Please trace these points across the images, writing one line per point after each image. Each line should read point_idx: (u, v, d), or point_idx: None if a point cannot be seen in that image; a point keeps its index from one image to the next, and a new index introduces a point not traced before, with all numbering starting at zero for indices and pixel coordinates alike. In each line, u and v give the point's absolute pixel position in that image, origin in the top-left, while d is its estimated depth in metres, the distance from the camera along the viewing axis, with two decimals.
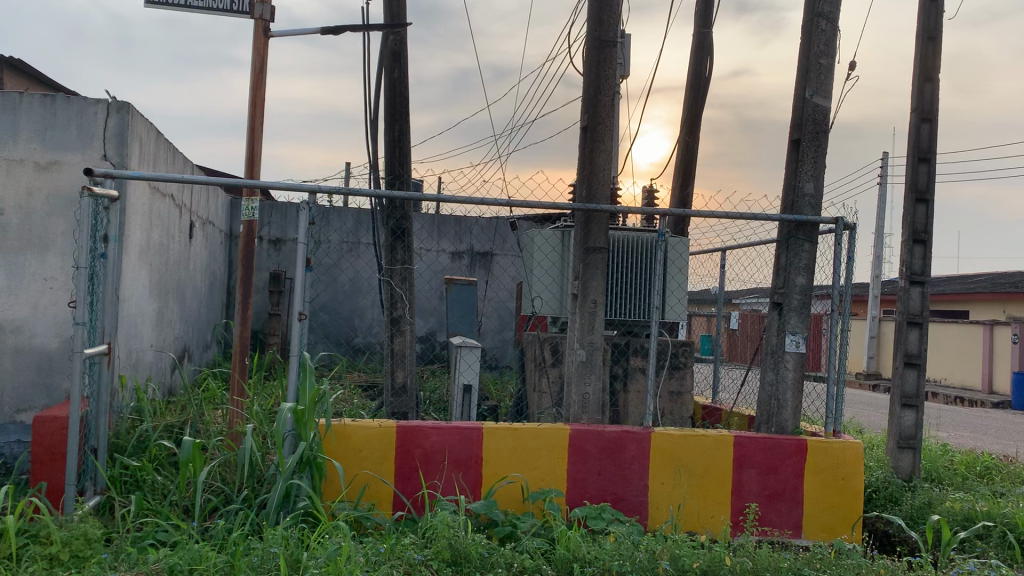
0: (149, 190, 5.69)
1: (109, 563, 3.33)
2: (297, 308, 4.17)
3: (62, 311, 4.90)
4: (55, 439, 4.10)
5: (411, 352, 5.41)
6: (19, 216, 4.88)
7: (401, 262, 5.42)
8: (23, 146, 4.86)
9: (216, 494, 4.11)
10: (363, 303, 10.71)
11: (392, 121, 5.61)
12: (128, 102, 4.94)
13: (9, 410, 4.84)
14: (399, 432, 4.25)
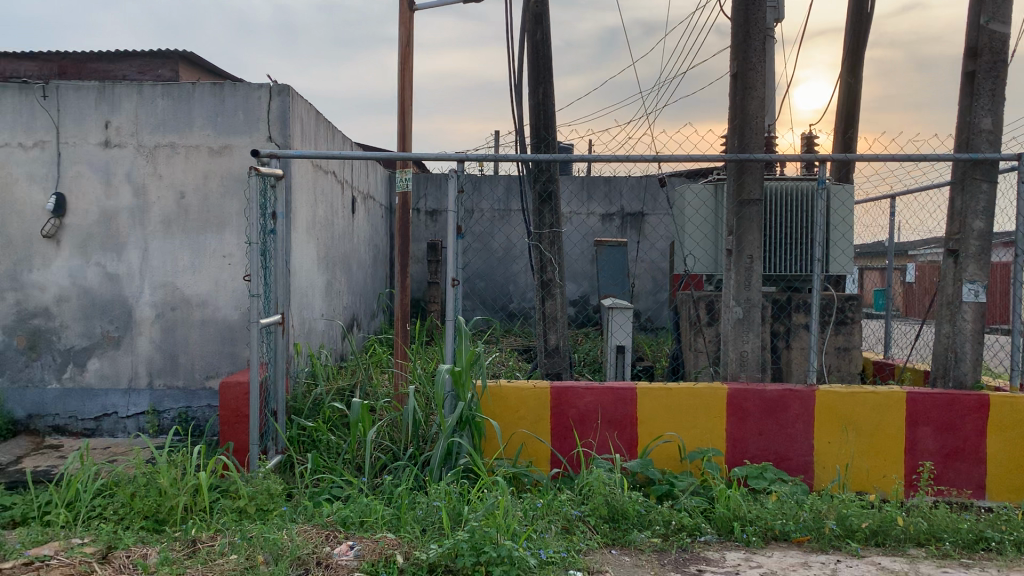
0: (312, 169, 5.99)
1: (289, 515, 3.59)
2: (450, 274, 4.28)
3: (240, 284, 5.27)
4: (240, 403, 4.44)
5: (563, 315, 5.43)
6: (199, 197, 5.27)
7: (550, 226, 5.40)
8: (198, 133, 5.25)
9: (385, 452, 4.34)
10: (516, 269, 10.87)
11: (537, 85, 5.61)
12: (288, 85, 5.19)
13: (200, 377, 5.28)
14: (553, 393, 4.31)
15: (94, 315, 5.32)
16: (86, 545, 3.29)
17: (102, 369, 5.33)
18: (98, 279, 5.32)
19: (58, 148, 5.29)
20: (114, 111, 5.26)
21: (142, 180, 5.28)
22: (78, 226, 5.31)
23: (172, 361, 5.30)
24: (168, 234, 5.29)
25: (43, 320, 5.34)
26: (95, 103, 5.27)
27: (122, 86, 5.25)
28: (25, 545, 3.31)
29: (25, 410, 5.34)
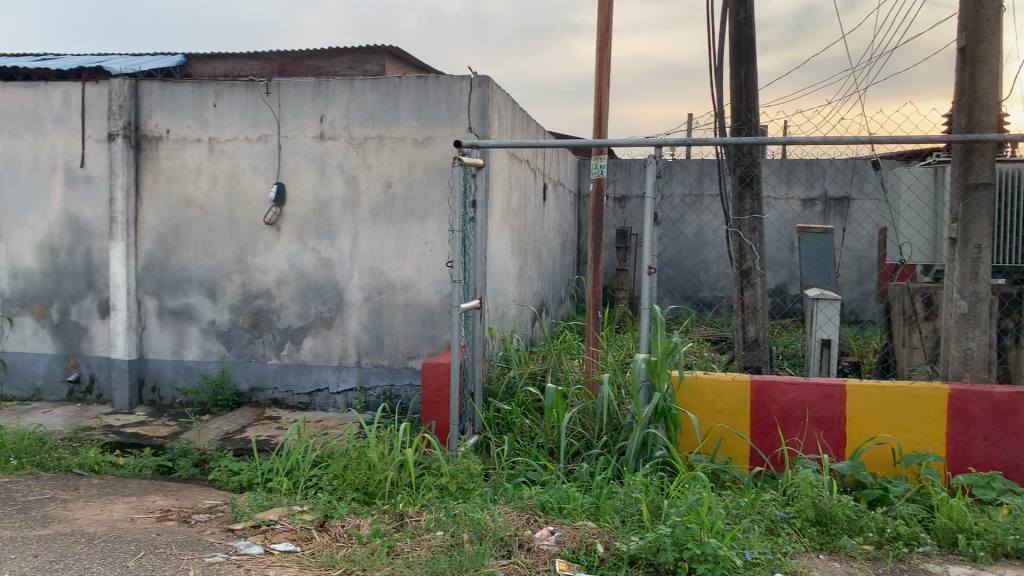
0: (508, 156, 6.09)
1: (491, 496, 3.68)
2: (647, 262, 4.20)
3: (441, 270, 5.45)
4: (440, 383, 4.60)
5: (763, 306, 5.22)
6: (403, 186, 5.50)
7: (750, 211, 5.19)
8: (403, 125, 5.47)
9: (579, 439, 4.35)
10: (709, 256, 10.58)
11: (737, 66, 5.40)
12: (488, 76, 5.29)
13: (402, 357, 5.53)
14: (753, 387, 4.15)
15: (309, 297, 5.69)
16: (305, 513, 3.52)
17: (316, 348, 5.69)
18: (313, 263, 5.68)
19: (279, 141, 5.67)
20: (328, 105, 5.58)
21: (352, 170, 5.58)
22: (296, 214, 5.68)
23: (377, 341, 5.57)
24: (376, 221, 5.56)
25: (265, 300, 5.76)
26: (311, 98, 5.61)
27: (336, 82, 5.56)
28: (253, 509, 3.59)
29: (248, 382, 5.78)
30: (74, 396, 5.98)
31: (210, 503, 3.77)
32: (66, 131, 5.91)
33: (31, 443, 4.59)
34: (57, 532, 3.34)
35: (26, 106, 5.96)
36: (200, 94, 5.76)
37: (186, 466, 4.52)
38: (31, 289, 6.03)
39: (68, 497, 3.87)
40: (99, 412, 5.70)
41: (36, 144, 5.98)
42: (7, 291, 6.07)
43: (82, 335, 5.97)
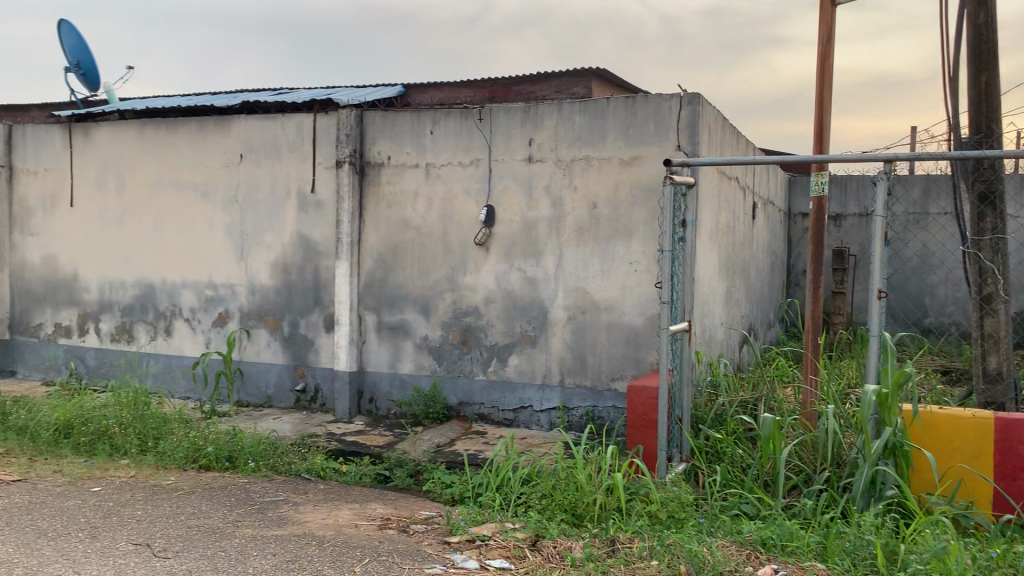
0: (717, 175, 5.92)
1: (706, 528, 3.55)
2: (876, 286, 3.92)
3: (646, 291, 5.37)
4: (646, 407, 4.52)
5: (1007, 335, 4.73)
6: (609, 207, 5.48)
7: (991, 231, 4.73)
8: (611, 145, 5.46)
9: (797, 473, 4.12)
10: (934, 280, 9.76)
11: (976, 73, 4.95)
12: (698, 93, 5.17)
13: (606, 378, 5.49)
14: (999, 425, 3.76)
15: (515, 316, 5.79)
16: (518, 531, 3.55)
17: (521, 365, 5.77)
18: (520, 283, 5.77)
19: (489, 164, 5.83)
20: (537, 128, 5.68)
21: (559, 192, 5.63)
22: (504, 234, 5.81)
23: (581, 362, 5.57)
24: (581, 242, 5.57)
25: (473, 318, 5.92)
26: (521, 122, 5.73)
27: (545, 105, 5.65)
28: (467, 523, 3.67)
29: (457, 397, 5.96)
30: (301, 403, 6.41)
31: (426, 514, 3.90)
32: (299, 159, 6.39)
33: (266, 447, 4.97)
34: (291, 533, 3.57)
35: (266, 137, 6.50)
36: (418, 121, 6.04)
37: (402, 477, 4.71)
38: (267, 304, 6.54)
39: (299, 500, 4.15)
40: (322, 420, 6.08)
41: (273, 172, 6.50)
42: (246, 305, 6.62)
43: (309, 347, 6.40)
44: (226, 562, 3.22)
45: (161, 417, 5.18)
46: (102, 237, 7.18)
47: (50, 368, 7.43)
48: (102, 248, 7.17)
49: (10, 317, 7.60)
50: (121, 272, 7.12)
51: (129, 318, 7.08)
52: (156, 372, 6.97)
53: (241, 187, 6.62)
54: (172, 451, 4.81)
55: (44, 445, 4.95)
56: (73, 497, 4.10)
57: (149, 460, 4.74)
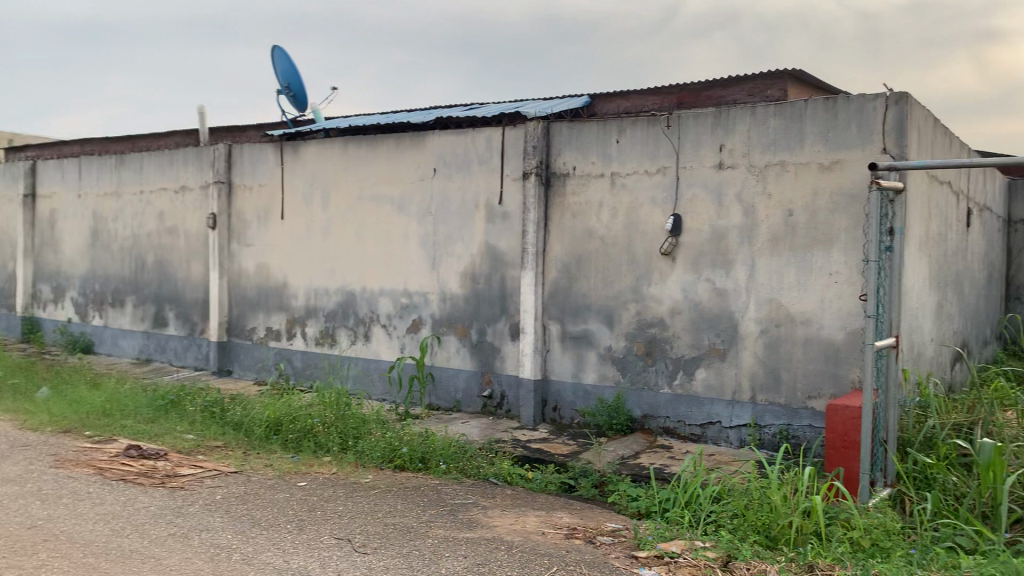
0: (928, 179, 5.51)
1: (917, 560, 3.29)
2: None
3: (847, 303, 5.07)
4: (847, 428, 4.25)
5: None
6: (806, 214, 5.23)
7: None
8: (808, 150, 5.21)
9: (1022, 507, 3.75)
10: None
11: None
12: (907, 92, 4.84)
13: (801, 395, 5.23)
14: None
15: (703, 328, 5.64)
16: (709, 549, 3.45)
17: (709, 379, 5.61)
18: (708, 294, 5.62)
19: (678, 172, 5.73)
20: (729, 134, 5.52)
21: (751, 200, 5.44)
22: (692, 243, 5.68)
23: (774, 377, 5.34)
24: (775, 251, 5.35)
25: (659, 329, 5.82)
26: (712, 128, 5.59)
27: (737, 110, 5.48)
28: (655, 538, 3.60)
29: (642, 409, 5.88)
30: (487, 409, 6.56)
31: (613, 527, 3.87)
32: (489, 171, 6.56)
33: (456, 450, 5.12)
34: (481, 537, 3.65)
35: (457, 151, 6.72)
36: (605, 130, 6.04)
37: (588, 487, 4.70)
38: (456, 312, 6.75)
39: (488, 504, 4.23)
40: (508, 427, 6.19)
41: (464, 184, 6.70)
42: (437, 312, 6.86)
43: (496, 355, 6.54)
44: (420, 561, 3.33)
45: (360, 418, 5.46)
46: (309, 248, 7.68)
47: (262, 368, 8.02)
48: (309, 257, 7.67)
49: (229, 320, 8.28)
50: (325, 280, 7.58)
51: (332, 324, 7.52)
52: (355, 375, 7.36)
53: (433, 200, 6.88)
54: (370, 451, 5.05)
55: (257, 440, 5.34)
56: (282, 489, 4.40)
57: (348, 458, 5.01)
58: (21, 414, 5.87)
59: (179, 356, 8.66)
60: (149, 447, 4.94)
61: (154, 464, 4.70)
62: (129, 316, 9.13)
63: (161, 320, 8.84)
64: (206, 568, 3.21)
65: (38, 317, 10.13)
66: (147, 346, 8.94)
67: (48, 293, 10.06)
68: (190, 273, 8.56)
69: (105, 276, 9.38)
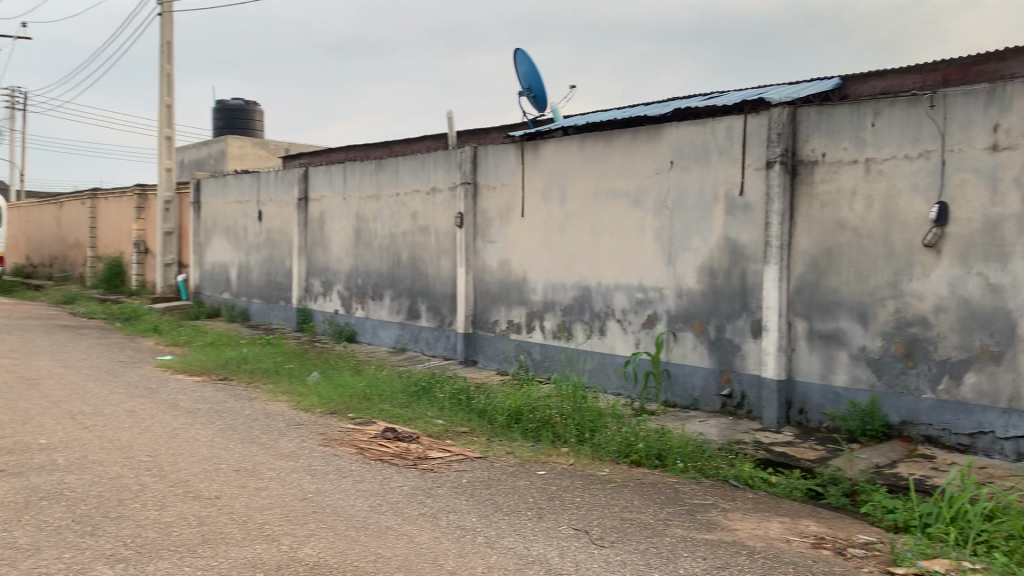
0: None
1: None
2: None
3: None
4: None
5: None
6: None
7: None
8: None
9: None
10: None
11: None
12: None
13: None
14: None
15: (973, 327, 5.11)
16: (980, 572, 3.12)
17: (981, 385, 5.08)
18: (980, 290, 5.08)
19: (943, 156, 5.23)
20: (1006, 111, 4.95)
21: None
22: (960, 234, 5.16)
23: None
24: None
25: (920, 328, 5.35)
26: (984, 106, 5.04)
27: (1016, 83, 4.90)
28: (915, 555, 3.31)
29: (900, 415, 5.44)
30: (727, 408, 6.37)
31: (865, 539, 3.62)
32: (730, 162, 6.36)
33: (695, 449, 5.02)
34: (720, 539, 3.56)
35: (696, 143, 6.58)
36: (858, 114, 5.64)
37: (837, 496, 4.43)
38: (694, 307, 6.61)
39: (728, 506, 4.11)
40: (750, 427, 5.98)
41: (703, 176, 6.55)
42: (675, 307, 6.76)
43: (736, 352, 6.33)
44: (658, 559, 3.31)
45: (597, 411, 5.52)
46: (548, 243, 7.86)
47: (504, 360, 8.32)
48: (548, 252, 7.85)
49: (474, 313, 8.68)
50: (563, 275, 7.72)
51: (569, 318, 7.64)
52: (592, 368, 7.43)
53: (671, 193, 6.78)
54: (608, 446, 5.09)
55: (499, 428, 5.55)
56: (523, 477, 4.55)
57: (586, 450, 5.07)
58: (295, 395, 6.53)
59: (430, 346, 9.21)
60: (403, 430, 5.31)
61: (407, 446, 5.05)
62: (386, 308, 9.84)
63: (413, 313, 9.44)
64: (452, 548, 3.39)
65: (312, 308, 11.24)
66: (402, 336, 9.60)
67: (319, 287, 11.10)
68: (439, 269, 9.06)
69: (366, 271, 10.18)
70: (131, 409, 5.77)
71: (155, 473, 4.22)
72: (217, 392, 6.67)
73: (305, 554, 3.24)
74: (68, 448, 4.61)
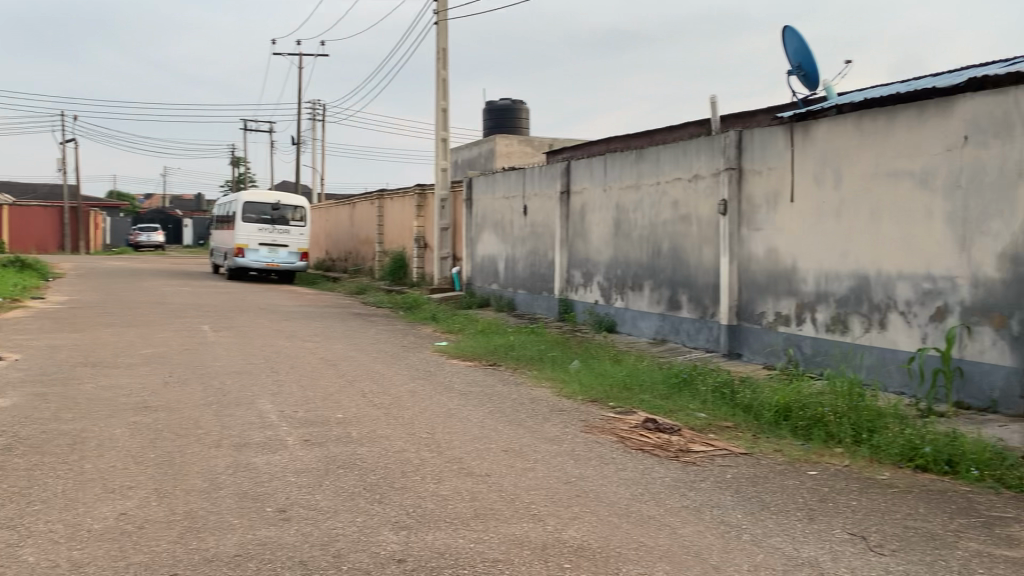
0: None
1: None
2: None
3: None
4: None
5: None
6: None
7: None
8: None
9: None
10: None
11: None
12: None
13: None
14: None
15: None
16: None
17: None
18: None
19: None
20: None
21: None
22: None
23: None
24: None
25: None
26: None
27: None
28: None
29: None
30: None
31: None
32: None
33: (993, 456, 4.49)
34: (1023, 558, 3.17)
35: (997, 115, 5.88)
36: None
37: None
38: (994, 298, 5.93)
39: None
40: None
41: (1004, 152, 5.85)
42: (970, 299, 6.10)
43: None
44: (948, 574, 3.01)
45: (876, 411, 5.13)
46: (821, 230, 7.42)
47: (771, 353, 7.98)
48: (821, 240, 7.41)
49: (738, 304, 8.40)
50: (837, 264, 7.25)
51: (845, 309, 7.16)
52: (870, 364, 6.91)
53: (965, 172, 6.12)
54: (887, 448, 4.71)
55: (766, 424, 5.34)
56: (791, 476, 4.34)
57: (863, 452, 4.73)
58: (559, 382, 6.72)
59: (690, 338, 9.05)
60: (664, 422, 5.28)
61: (669, 438, 5.02)
62: (646, 299, 9.82)
63: (674, 304, 9.32)
64: (716, 543, 3.32)
65: (573, 298, 11.48)
66: (662, 328, 9.52)
67: (580, 278, 11.32)
68: (701, 258, 8.87)
69: (627, 261, 10.21)
70: (412, 390, 6.25)
71: (433, 449, 4.54)
72: (487, 377, 7.03)
73: (569, 536, 3.33)
74: (359, 423, 5.09)
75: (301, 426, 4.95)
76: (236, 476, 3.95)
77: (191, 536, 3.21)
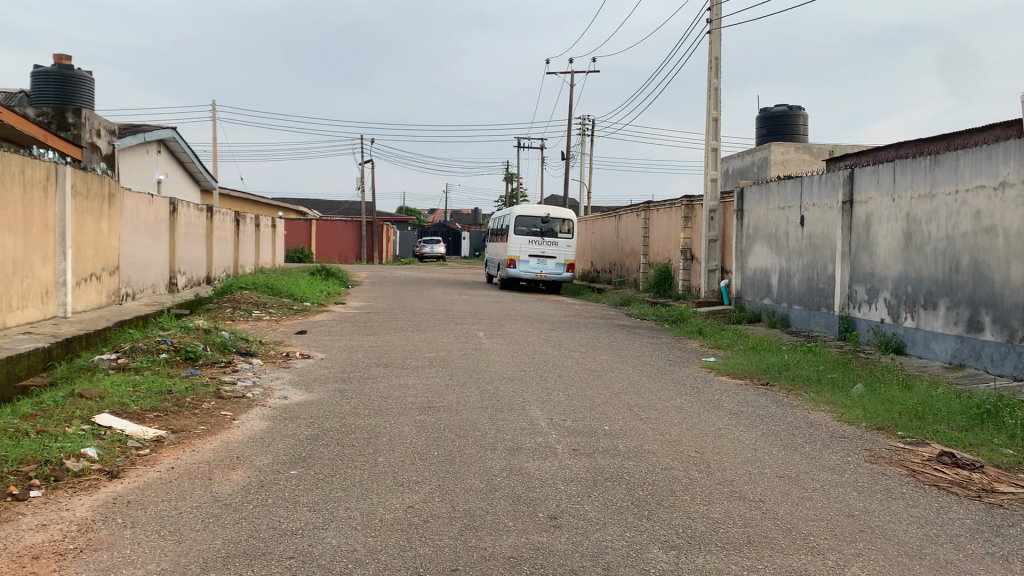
0: None
1: None
2: None
3: None
4: None
5: None
6: None
7: None
8: None
9: None
10: None
11: None
12: None
13: None
14: None
15: None
16: None
17: None
18: None
19: None
20: None
21: None
22: None
23: None
24: None
25: None
26: None
27: None
28: None
29: None
30: None
31: None
32: None
33: None
34: None
35: None
36: None
37: None
38: None
39: None
40: None
41: None
42: None
43: None
44: None
45: None
46: None
47: None
48: None
49: None
50: None
51: None
52: None
53: None
54: None
55: None
56: None
57: None
58: (839, 407, 6.30)
59: (994, 364, 8.07)
60: (964, 457, 4.77)
61: (969, 475, 4.52)
62: (941, 320, 8.93)
63: (976, 325, 8.38)
64: None
65: (855, 316, 10.78)
66: (960, 351, 8.60)
67: (864, 294, 10.56)
68: (1009, 275, 7.89)
69: (918, 277, 9.38)
70: (680, 406, 6.17)
71: (703, 469, 4.44)
72: (760, 397, 6.76)
73: (852, 573, 3.10)
74: (627, 436, 5.11)
75: (570, 435, 5.06)
76: (511, 480, 4.11)
77: (470, 535, 3.38)
